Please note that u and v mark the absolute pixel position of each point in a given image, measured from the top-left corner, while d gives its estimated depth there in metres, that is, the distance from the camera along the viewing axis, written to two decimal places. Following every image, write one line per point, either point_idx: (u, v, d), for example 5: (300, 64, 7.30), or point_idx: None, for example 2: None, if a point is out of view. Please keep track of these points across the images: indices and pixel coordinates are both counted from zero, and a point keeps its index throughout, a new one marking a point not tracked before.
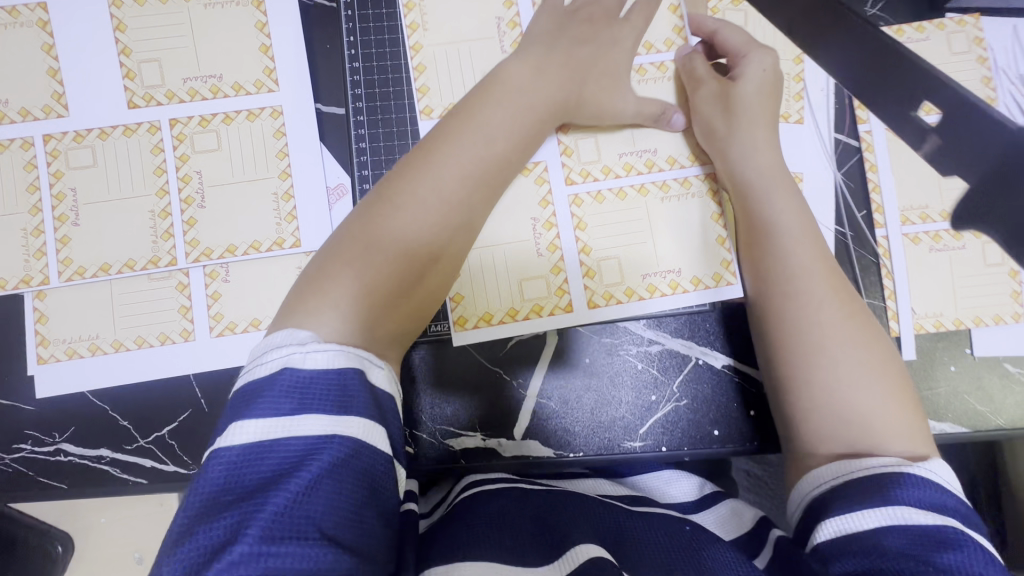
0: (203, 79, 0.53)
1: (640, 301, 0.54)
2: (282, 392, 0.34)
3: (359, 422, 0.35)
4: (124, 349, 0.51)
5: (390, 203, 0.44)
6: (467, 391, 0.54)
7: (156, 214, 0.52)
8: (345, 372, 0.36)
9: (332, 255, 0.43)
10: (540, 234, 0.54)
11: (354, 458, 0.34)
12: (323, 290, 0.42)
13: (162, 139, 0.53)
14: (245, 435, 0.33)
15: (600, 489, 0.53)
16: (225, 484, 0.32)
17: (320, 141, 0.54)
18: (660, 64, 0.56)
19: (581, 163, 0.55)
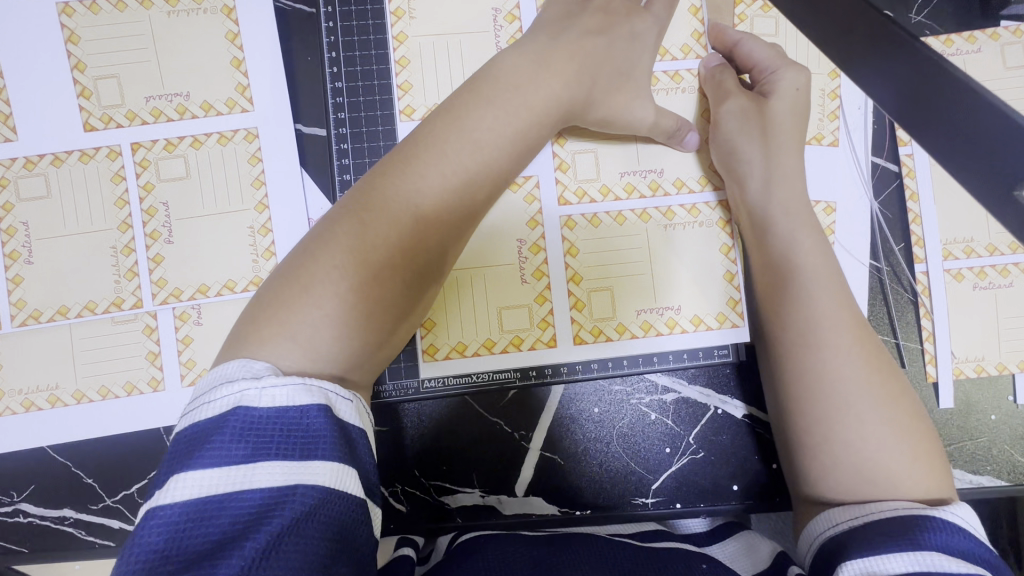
0: (167, 98, 0.47)
1: (632, 339, 0.49)
2: (233, 436, 0.29)
3: (326, 468, 0.30)
4: (86, 401, 0.47)
5: (351, 231, 0.38)
6: (464, 445, 0.49)
7: (118, 250, 0.47)
8: (308, 410, 0.31)
9: (283, 282, 0.37)
10: (524, 260, 0.49)
11: (321, 508, 0.29)
12: (280, 322, 0.35)
13: (123, 165, 0.47)
14: (189, 491, 0.28)
15: (608, 530, 0.47)
16: (166, 550, 0.27)
17: (301, 166, 0.48)
18: (675, 72, 0.50)
19: (578, 181, 0.49)
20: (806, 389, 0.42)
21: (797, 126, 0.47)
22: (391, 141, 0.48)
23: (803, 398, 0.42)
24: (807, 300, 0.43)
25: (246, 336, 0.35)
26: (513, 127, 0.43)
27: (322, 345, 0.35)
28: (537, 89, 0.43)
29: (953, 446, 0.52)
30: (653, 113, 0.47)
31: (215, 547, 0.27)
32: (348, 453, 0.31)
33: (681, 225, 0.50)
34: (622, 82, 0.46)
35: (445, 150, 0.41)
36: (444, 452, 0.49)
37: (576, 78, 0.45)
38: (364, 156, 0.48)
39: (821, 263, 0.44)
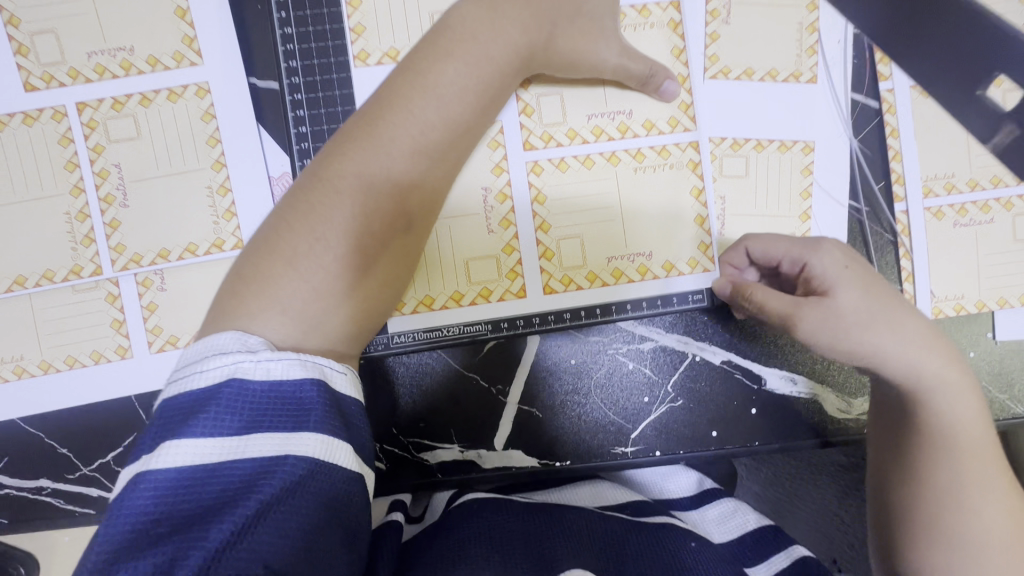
0: (110, 53, 0.45)
1: (603, 287, 0.49)
2: (226, 407, 0.29)
3: (318, 439, 0.29)
4: (54, 371, 0.46)
5: (323, 193, 0.37)
6: (441, 401, 0.49)
7: (73, 216, 0.45)
8: (302, 384, 0.31)
9: (262, 252, 0.36)
10: (490, 209, 0.48)
11: (312, 478, 0.29)
12: (242, 289, 0.35)
13: (70, 126, 0.45)
14: (180, 458, 0.27)
15: (601, 495, 0.47)
16: (151, 516, 0.26)
17: (257, 122, 0.46)
18: (642, 7, 0.48)
19: (544, 125, 0.48)
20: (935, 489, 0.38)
21: (876, 300, 0.40)
22: (348, 90, 0.46)
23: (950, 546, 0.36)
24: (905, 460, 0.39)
25: (220, 307, 0.35)
26: (476, 74, 0.41)
27: (298, 306, 0.34)
28: (496, 32, 0.41)
29: None
30: (620, 53, 0.45)
31: (205, 512, 0.26)
32: (338, 424, 0.31)
33: (651, 168, 0.48)
34: (587, 22, 0.44)
35: (409, 108, 0.39)
36: (422, 409, 0.49)
37: (538, 20, 0.43)
38: (320, 107, 0.46)
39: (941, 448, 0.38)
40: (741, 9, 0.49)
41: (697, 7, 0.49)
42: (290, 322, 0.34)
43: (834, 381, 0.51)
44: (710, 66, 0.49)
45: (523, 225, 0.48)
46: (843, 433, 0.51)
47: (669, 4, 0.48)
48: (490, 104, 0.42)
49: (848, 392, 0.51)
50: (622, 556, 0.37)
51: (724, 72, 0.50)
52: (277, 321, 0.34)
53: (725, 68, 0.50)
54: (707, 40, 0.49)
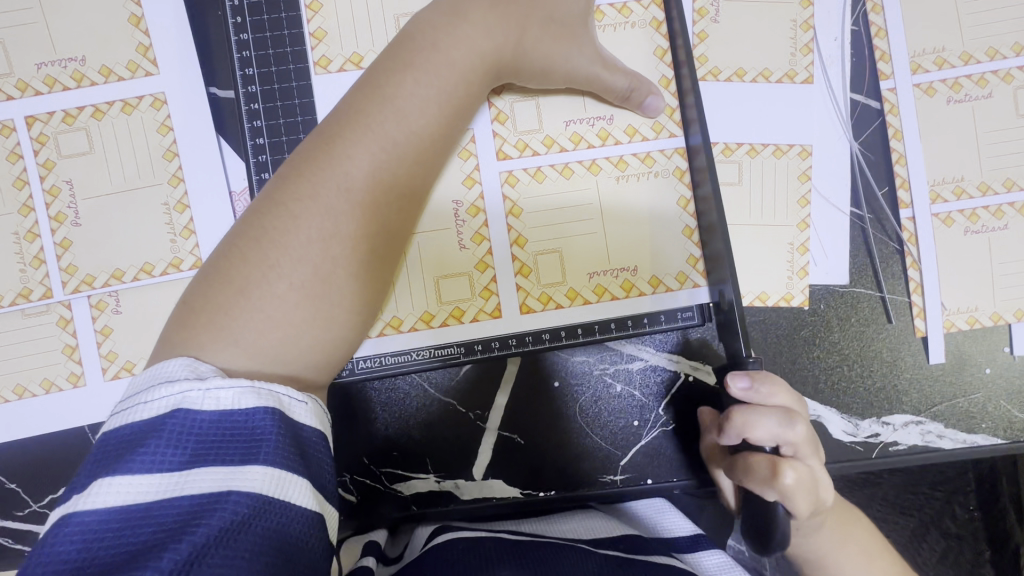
0: (61, 64, 0.42)
1: (583, 305, 0.45)
2: (169, 440, 0.26)
3: (268, 473, 0.26)
4: (2, 401, 0.43)
5: (277, 216, 0.34)
6: (415, 429, 0.46)
7: (22, 236, 0.43)
8: (255, 413, 0.28)
9: (210, 282, 0.33)
10: (462, 224, 0.45)
11: (259, 516, 0.26)
12: (190, 323, 0.32)
13: (20, 142, 0.43)
14: (111, 498, 0.24)
15: (591, 533, 0.42)
16: (71, 564, 0.23)
17: (216, 136, 0.44)
18: (622, 6, 0.45)
19: (518, 133, 0.45)
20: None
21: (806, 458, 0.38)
22: (309, 99, 0.43)
23: None
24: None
25: (165, 344, 0.32)
26: (440, 83, 0.38)
27: (243, 335, 0.31)
28: (464, 37, 0.39)
29: (945, 404, 0.48)
30: (599, 55, 0.42)
31: (131, 558, 0.23)
32: (294, 457, 0.28)
33: (634, 176, 0.45)
34: (562, 23, 0.42)
35: (369, 122, 0.36)
36: (395, 437, 0.46)
37: (509, 22, 0.40)
38: (279, 117, 0.43)
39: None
40: (730, 8, 0.47)
41: None
42: (235, 355, 0.31)
43: (837, 402, 0.48)
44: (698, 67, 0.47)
45: (500, 240, 0.45)
46: (849, 457, 0.48)
47: (651, 1, 0.45)
48: (462, 114, 0.39)
49: (853, 411, 0.48)
50: None
51: (713, 74, 0.47)
52: (222, 354, 0.31)
53: (714, 70, 0.47)
54: (695, 40, 0.47)
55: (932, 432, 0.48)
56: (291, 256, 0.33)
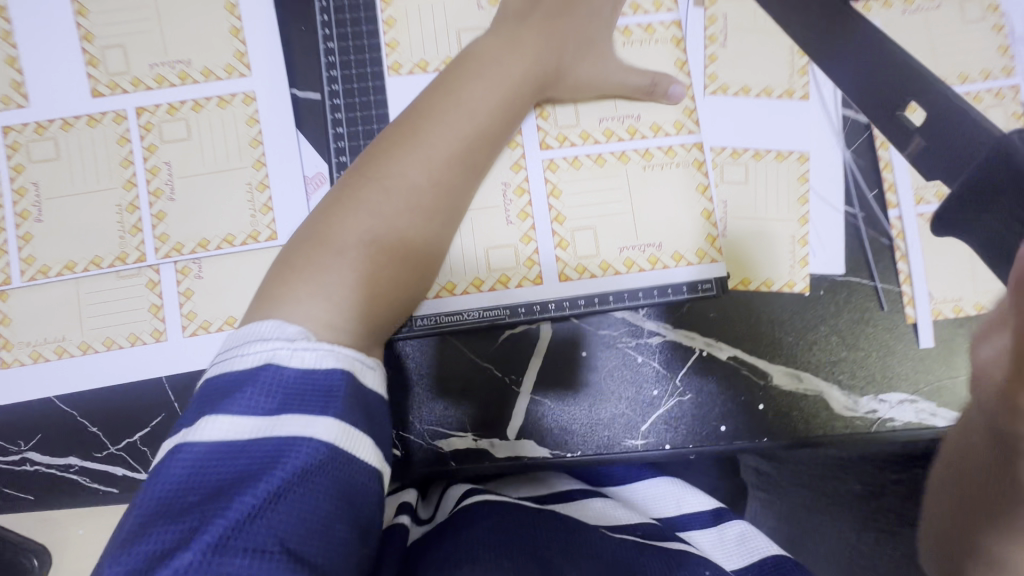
0: (170, 65, 0.50)
1: (615, 276, 0.51)
2: (262, 390, 0.30)
3: (341, 427, 0.30)
4: (91, 352, 0.48)
5: (369, 193, 0.41)
6: (457, 392, 0.51)
7: (123, 208, 0.49)
8: (332, 373, 0.32)
9: (303, 246, 0.40)
10: (509, 200, 0.51)
11: (333, 463, 0.30)
12: (286, 280, 0.38)
13: (129, 128, 0.50)
14: (216, 433, 0.29)
15: (612, 510, 0.50)
16: (184, 484, 0.28)
17: (297, 129, 0.51)
18: (647, 26, 0.53)
19: (558, 127, 0.52)
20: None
21: None
22: (381, 97, 0.50)
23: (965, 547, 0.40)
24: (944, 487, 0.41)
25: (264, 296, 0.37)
26: (497, 90, 0.46)
27: (337, 283, 0.37)
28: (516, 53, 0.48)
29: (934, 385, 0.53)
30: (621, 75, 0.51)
31: (231, 485, 0.28)
32: (361, 416, 0.32)
33: (658, 166, 0.52)
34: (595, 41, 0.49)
35: (439, 121, 0.44)
36: (436, 395, 0.51)
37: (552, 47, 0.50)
38: (355, 111, 0.50)
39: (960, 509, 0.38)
40: (738, 34, 0.54)
41: (696, 32, 0.54)
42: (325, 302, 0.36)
43: (840, 379, 0.52)
44: (710, 84, 0.54)
45: (537, 223, 0.51)
46: (851, 431, 0.52)
47: (671, 22, 0.54)
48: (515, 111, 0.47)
49: (853, 388, 0.52)
50: None
51: (722, 89, 0.54)
52: (312, 306, 0.36)
53: (723, 85, 0.54)
54: (707, 61, 0.54)
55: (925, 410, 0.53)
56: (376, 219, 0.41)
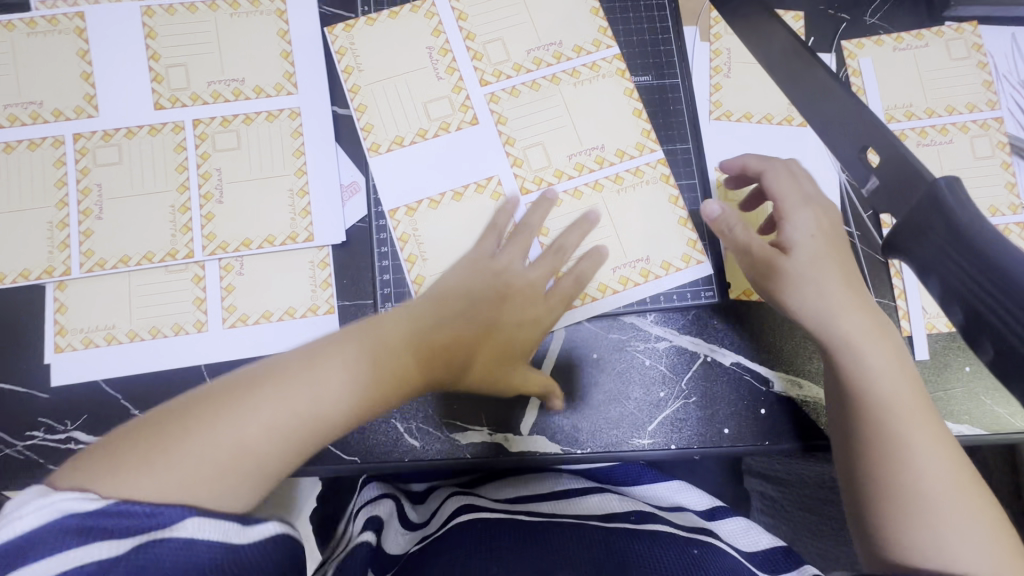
0: (226, 83, 0.56)
1: (611, 295, 0.55)
2: (68, 534, 0.31)
3: (189, 525, 0.33)
4: (138, 339, 0.52)
5: (274, 382, 0.39)
6: (469, 395, 0.53)
7: (176, 209, 0.54)
8: (92, 500, 0.33)
9: (194, 408, 0.38)
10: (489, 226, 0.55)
11: (187, 550, 0.32)
12: (181, 436, 0.36)
13: (185, 138, 0.55)
14: None
15: (616, 508, 0.62)
16: None
17: (336, 143, 0.56)
18: (592, 64, 0.58)
19: (533, 171, 0.56)
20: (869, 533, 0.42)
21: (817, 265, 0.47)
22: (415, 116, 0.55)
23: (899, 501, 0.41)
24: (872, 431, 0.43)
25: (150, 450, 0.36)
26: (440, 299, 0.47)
27: (248, 454, 0.37)
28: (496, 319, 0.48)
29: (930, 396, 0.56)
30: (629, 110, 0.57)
31: None
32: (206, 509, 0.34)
33: (630, 187, 0.56)
34: None
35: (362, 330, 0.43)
36: (452, 392, 0.54)
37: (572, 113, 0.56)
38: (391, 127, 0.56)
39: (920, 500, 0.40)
40: (740, 65, 0.59)
41: (702, 63, 0.59)
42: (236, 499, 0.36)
43: None
44: (714, 110, 0.59)
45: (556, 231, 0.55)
46: None
47: (613, 58, 0.58)
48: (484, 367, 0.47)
49: None
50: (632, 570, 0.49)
51: (727, 115, 0.59)
52: (212, 468, 0.36)
53: (727, 111, 0.59)
54: (712, 89, 0.59)
55: None
56: (304, 394, 0.38)
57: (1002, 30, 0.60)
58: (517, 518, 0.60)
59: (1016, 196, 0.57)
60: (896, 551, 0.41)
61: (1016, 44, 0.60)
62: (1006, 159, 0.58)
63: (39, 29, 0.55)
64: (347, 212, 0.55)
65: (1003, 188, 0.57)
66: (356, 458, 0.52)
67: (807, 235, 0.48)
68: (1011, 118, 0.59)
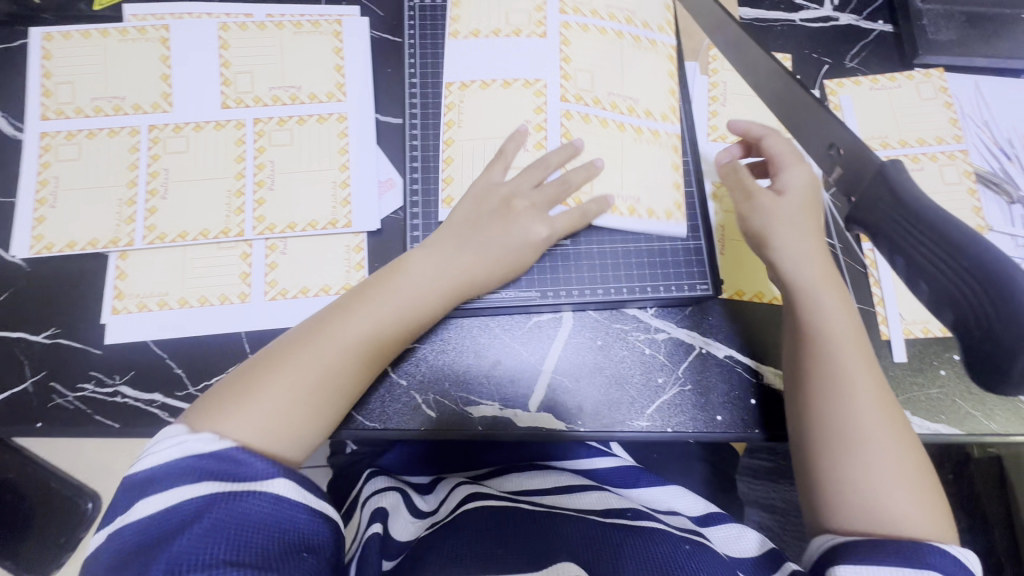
0: (285, 89, 0.64)
1: (613, 281, 0.60)
2: (184, 472, 0.39)
3: (276, 483, 0.40)
4: (188, 306, 0.58)
5: (354, 317, 0.49)
6: (482, 372, 0.58)
7: (232, 193, 0.61)
8: (221, 451, 0.40)
9: (289, 346, 0.48)
10: (525, 118, 0.62)
11: (264, 510, 0.39)
12: (282, 367, 0.46)
13: (245, 133, 0.62)
14: (151, 505, 0.38)
15: (610, 502, 0.65)
16: (135, 542, 0.37)
17: (378, 144, 0.64)
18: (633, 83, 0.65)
19: (577, 89, 0.63)
20: (818, 464, 0.48)
21: (803, 218, 0.54)
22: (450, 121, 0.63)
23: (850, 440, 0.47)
24: (827, 377, 0.50)
25: (258, 374, 0.46)
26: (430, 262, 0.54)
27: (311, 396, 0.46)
28: (483, 236, 0.55)
29: (909, 396, 0.60)
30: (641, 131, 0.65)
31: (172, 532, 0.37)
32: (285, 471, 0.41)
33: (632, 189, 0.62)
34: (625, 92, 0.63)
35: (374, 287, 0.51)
36: (467, 370, 0.58)
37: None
38: (429, 131, 0.63)
39: (858, 436, 0.48)
40: (735, 96, 0.67)
41: (701, 91, 0.67)
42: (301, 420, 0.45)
43: None
44: (712, 133, 0.66)
45: None
46: None
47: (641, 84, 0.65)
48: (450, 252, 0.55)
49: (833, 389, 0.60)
50: (626, 561, 0.52)
51: (722, 138, 0.66)
52: (283, 399, 0.45)
53: (723, 135, 0.66)
54: (709, 115, 0.67)
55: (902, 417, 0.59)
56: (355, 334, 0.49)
57: (965, 78, 0.69)
58: (521, 506, 0.63)
59: (982, 220, 0.64)
60: (842, 489, 0.47)
61: (978, 90, 0.69)
62: (972, 187, 0.65)
63: (130, 37, 0.63)
64: (382, 203, 0.62)
65: (970, 212, 0.64)
66: (377, 425, 0.56)
67: (799, 184, 0.55)
68: (976, 152, 0.66)
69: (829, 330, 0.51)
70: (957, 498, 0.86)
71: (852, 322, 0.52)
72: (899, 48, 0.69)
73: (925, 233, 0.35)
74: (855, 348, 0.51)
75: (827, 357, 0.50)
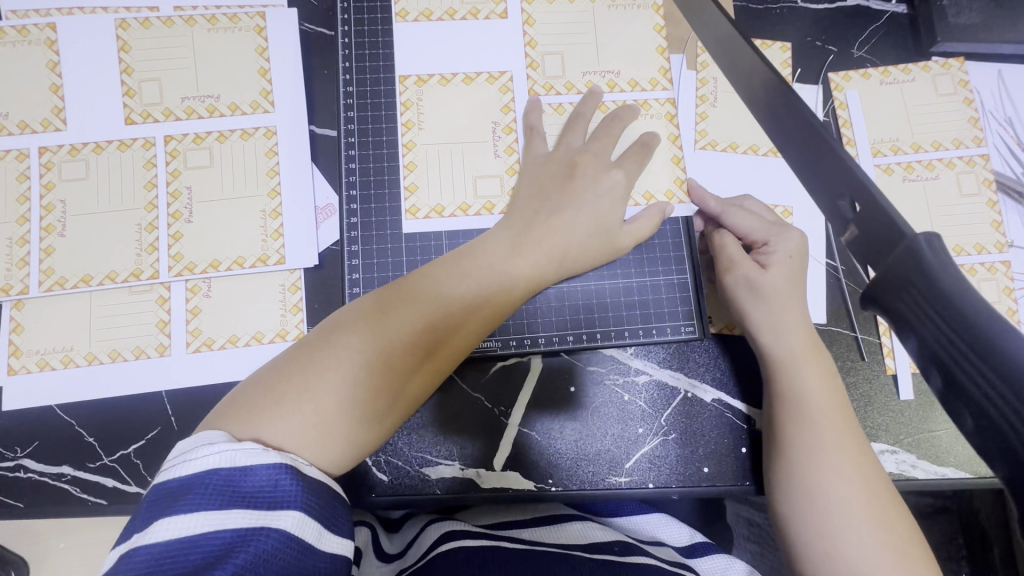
0: (200, 99, 0.54)
1: (584, 323, 0.53)
2: (212, 490, 0.32)
3: (292, 517, 0.33)
4: (97, 363, 0.50)
5: (419, 298, 0.44)
6: (440, 427, 0.52)
7: (143, 227, 0.52)
8: (259, 470, 0.33)
9: (340, 332, 0.41)
10: (494, 116, 0.54)
11: (285, 553, 0.32)
12: (331, 357, 0.40)
13: (156, 154, 0.53)
14: (169, 533, 0.30)
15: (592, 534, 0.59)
16: None
17: (313, 162, 0.55)
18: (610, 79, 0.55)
19: (546, 78, 0.55)
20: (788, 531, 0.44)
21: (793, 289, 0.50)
22: (394, 137, 0.54)
23: (817, 506, 0.43)
24: (796, 438, 0.45)
25: (306, 369, 0.39)
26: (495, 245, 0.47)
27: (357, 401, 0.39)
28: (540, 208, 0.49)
29: (914, 437, 0.54)
30: None
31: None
32: (315, 504, 0.34)
33: None
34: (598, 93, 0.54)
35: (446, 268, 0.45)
36: (422, 427, 0.52)
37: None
38: (369, 149, 0.54)
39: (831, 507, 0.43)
40: (726, 96, 0.59)
41: (688, 89, 0.58)
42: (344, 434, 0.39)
43: None
44: (700, 139, 0.58)
45: None
46: None
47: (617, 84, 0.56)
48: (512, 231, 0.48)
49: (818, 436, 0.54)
50: None
51: (712, 144, 0.58)
52: (329, 401, 0.38)
53: (712, 141, 0.58)
54: (697, 118, 0.58)
55: (906, 461, 0.54)
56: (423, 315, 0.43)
57: (988, 67, 0.60)
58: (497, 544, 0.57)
59: (1002, 235, 0.57)
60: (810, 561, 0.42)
61: (1002, 81, 0.60)
62: (992, 198, 0.58)
63: (8, 39, 0.53)
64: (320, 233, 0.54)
65: (989, 226, 0.57)
66: None
67: (787, 255, 0.51)
68: (997, 155, 0.59)
69: (802, 387, 0.46)
70: (954, 513, 0.82)
71: (826, 376, 0.47)
72: (914, 35, 0.60)
73: (975, 348, 0.23)
74: (830, 405, 0.46)
75: (800, 414, 0.45)
